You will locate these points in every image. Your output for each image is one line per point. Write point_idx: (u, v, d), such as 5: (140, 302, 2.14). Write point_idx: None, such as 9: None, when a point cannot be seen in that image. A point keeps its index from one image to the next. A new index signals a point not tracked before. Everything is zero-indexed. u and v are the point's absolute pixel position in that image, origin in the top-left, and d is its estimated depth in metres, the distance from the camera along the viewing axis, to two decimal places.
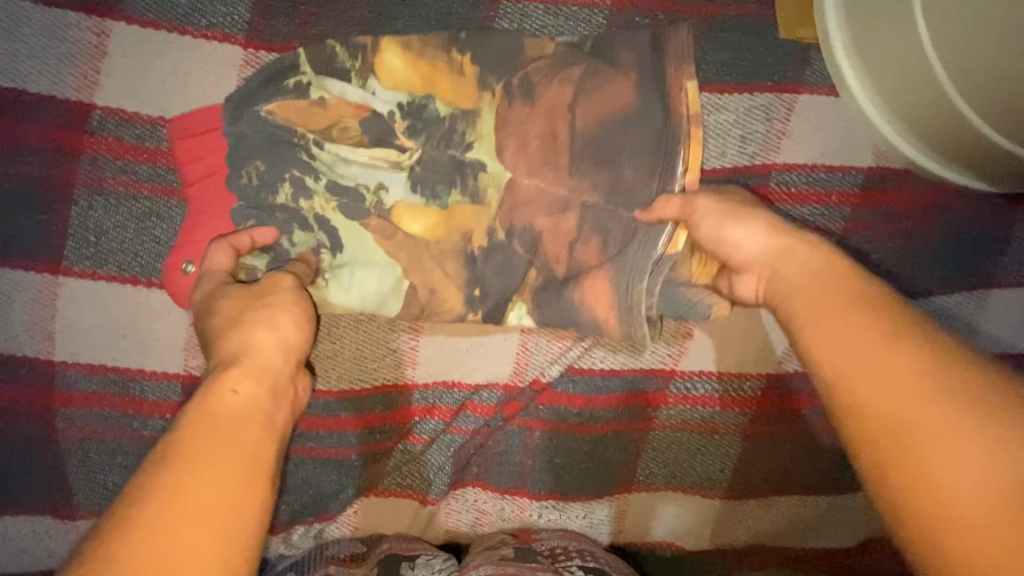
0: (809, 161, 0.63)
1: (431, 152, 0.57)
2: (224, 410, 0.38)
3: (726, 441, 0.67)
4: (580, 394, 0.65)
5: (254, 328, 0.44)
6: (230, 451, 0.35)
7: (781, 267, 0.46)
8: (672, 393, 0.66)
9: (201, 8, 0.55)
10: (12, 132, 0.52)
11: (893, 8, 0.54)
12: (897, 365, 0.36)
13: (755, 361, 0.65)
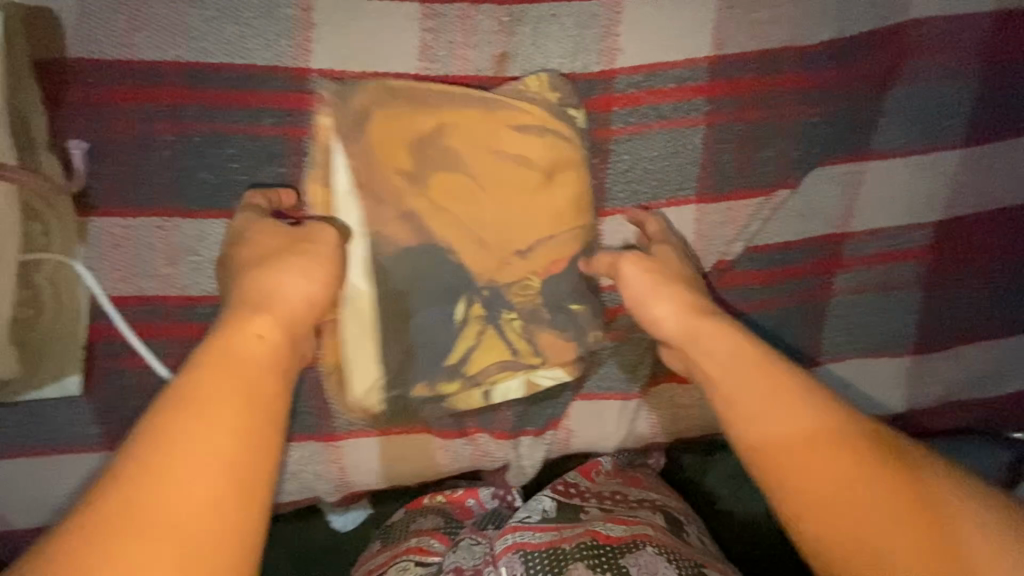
0: (938, 13, 0.67)
1: (598, 140, 0.66)
2: (228, 365, 0.44)
3: (907, 295, 0.70)
4: (759, 270, 0.68)
5: (277, 270, 0.52)
6: (227, 402, 0.41)
7: (698, 337, 0.55)
8: (849, 256, 0.68)
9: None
10: (251, 102, 0.61)
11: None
12: (788, 404, 0.48)
13: (920, 211, 0.69)
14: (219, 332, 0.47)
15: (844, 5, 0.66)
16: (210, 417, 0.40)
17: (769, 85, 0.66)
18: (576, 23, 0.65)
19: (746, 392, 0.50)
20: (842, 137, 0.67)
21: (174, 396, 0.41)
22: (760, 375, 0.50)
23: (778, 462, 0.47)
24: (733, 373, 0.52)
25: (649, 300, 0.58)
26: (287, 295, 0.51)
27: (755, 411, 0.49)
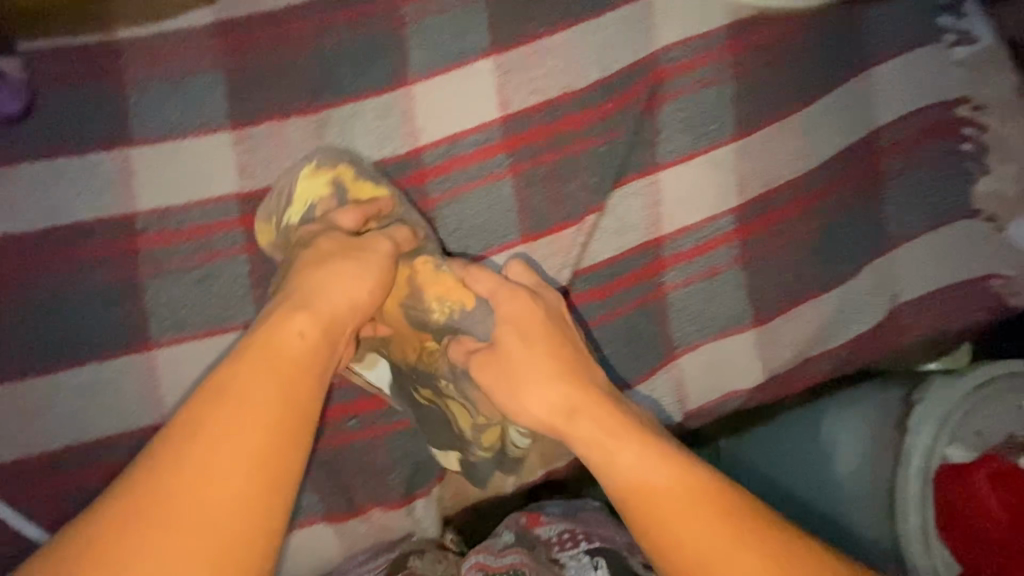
0: (682, 36, 0.77)
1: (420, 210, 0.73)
2: (260, 408, 0.48)
3: (731, 277, 0.77)
4: (594, 289, 0.75)
5: (322, 270, 0.59)
6: (258, 441, 0.47)
7: (584, 412, 0.57)
8: (669, 256, 0.76)
9: (194, 115, 0.72)
10: (83, 255, 0.66)
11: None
12: (649, 459, 0.53)
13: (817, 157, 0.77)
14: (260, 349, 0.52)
15: (602, 49, 0.76)
16: (249, 404, 0.48)
17: (558, 129, 0.75)
18: (376, 117, 0.74)
19: (619, 452, 0.54)
20: (631, 158, 0.75)
21: (235, 377, 0.49)
22: (629, 436, 0.55)
23: (653, 508, 0.51)
24: (609, 445, 0.54)
25: (533, 383, 0.59)
26: (330, 294, 0.58)
27: (624, 470, 0.53)
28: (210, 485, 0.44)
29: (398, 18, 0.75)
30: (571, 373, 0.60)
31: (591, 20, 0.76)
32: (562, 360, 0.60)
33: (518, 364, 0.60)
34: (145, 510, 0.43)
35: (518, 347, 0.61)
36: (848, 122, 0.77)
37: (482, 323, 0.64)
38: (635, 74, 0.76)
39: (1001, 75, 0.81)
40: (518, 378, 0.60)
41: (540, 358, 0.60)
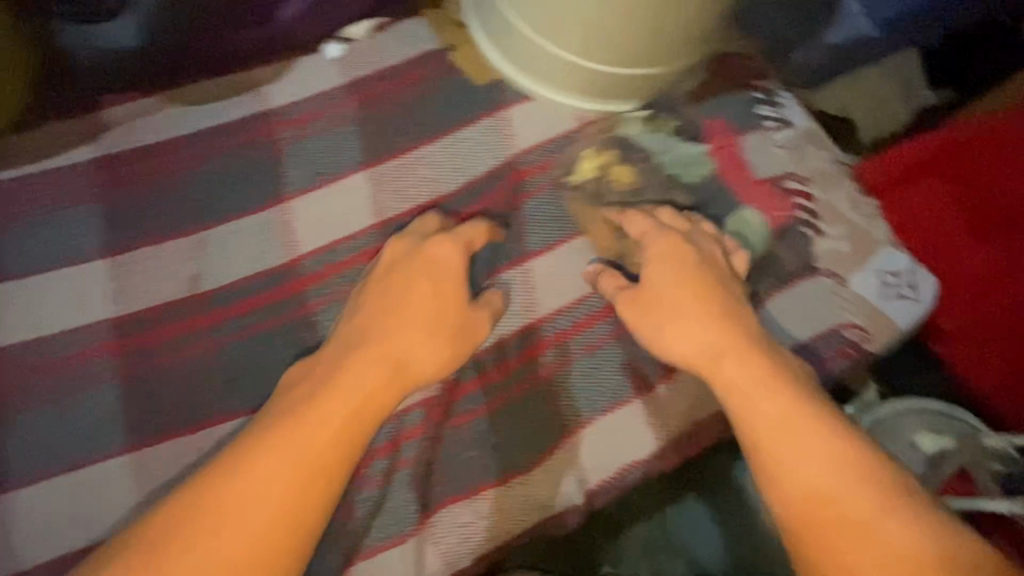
0: (539, 138, 0.87)
1: (297, 318, 0.75)
2: (273, 478, 0.56)
3: (609, 350, 0.80)
4: (482, 374, 0.78)
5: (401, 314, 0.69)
6: (312, 447, 0.58)
7: (730, 355, 0.65)
8: (549, 336, 0.80)
9: (73, 247, 0.75)
10: None
11: (507, 31, 0.86)
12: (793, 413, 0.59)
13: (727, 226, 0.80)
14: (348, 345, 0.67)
15: (466, 157, 0.84)
16: (329, 407, 0.61)
17: (430, 228, 0.80)
18: (255, 233, 0.78)
19: (775, 407, 0.60)
20: (502, 250, 0.81)
21: (325, 380, 0.64)
22: (771, 395, 0.61)
23: (792, 435, 0.57)
24: (751, 391, 0.61)
25: (681, 315, 0.68)
26: (418, 307, 0.69)
27: (794, 404, 0.60)
28: (247, 513, 0.54)
29: (272, 146, 0.83)
30: (728, 322, 0.67)
31: (455, 132, 0.86)
32: (694, 290, 0.70)
33: (661, 296, 0.70)
34: (277, 438, 0.58)
35: (670, 283, 0.70)
36: None
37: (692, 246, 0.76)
38: (500, 176, 0.84)
39: (819, 152, 0.92)
40: (672, 308, 0.69)
41: (671, 295, 0.70)
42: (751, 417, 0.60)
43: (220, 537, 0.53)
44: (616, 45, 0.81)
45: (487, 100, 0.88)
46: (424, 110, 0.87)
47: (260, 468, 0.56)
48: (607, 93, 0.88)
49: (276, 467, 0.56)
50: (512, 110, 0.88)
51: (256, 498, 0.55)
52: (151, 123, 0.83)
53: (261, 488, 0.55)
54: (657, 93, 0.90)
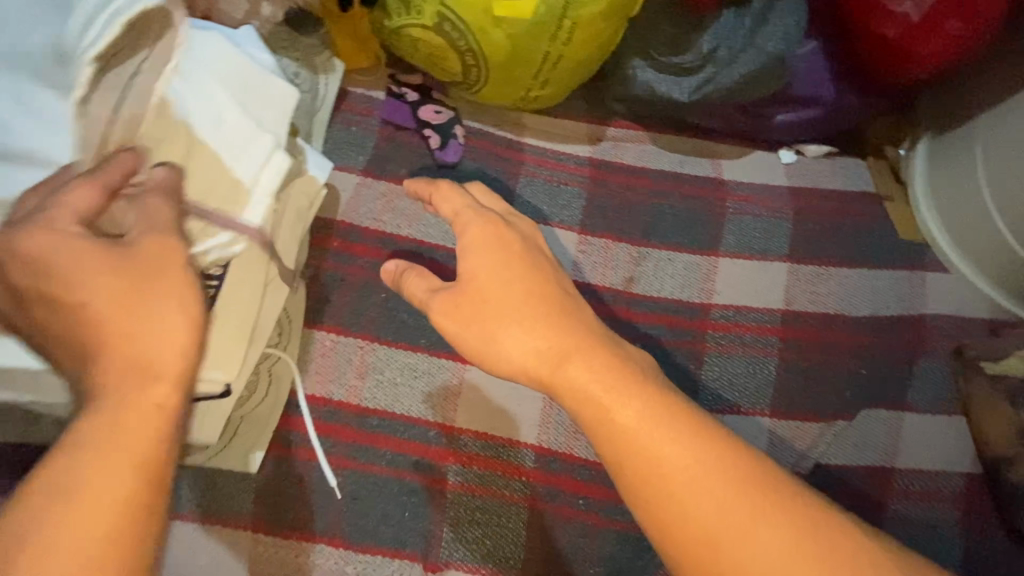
0: (949, 311, 0.91)
1: (691, 350, 0.86)
2: (112, 447, 0.40)
3: (951, 537, 0.78)
4: (830, 486, 0.80)
5: (146, 314, 0.45)
6: (107, 447, 0.40)
7: (578, 356, 0.54)
8: (898, 487, 0.80)
9: (556, 210, 0.94)
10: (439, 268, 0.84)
11: (976, 208, 0.90)
12: (714, 490, 0.46)
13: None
14: (109, 337, 0.44)
15: (878, 296, 0.91)
16: (106, 414, 0.41)
17: (827, 337, 0.88)
18: (683, 268, 0.91)
19: (711, 491, 0.46)
20: (885, 390, 0.85)
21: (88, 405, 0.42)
22: (684, 456, 0.48)
23: (661, 476, 0.47)
24: (597, 394, 0.51)
25: (516, 322, 0.56)
26: (148, 342, 0.44)
27: (698, 497, 0.46)
28: (91, 473, 0.39)
29: (720, 209, 0.97)
30: (557, 322, 0.56)
31: (875, 270, 0.93)
32: (508, 276, 0.58)
33: (489, 299, 0.57)
34: (124, 428, 0.41)
35: (493, 285, 0.57)
36: None
37: None
38: (905, 326, 0.89)
39: None
40: (495, 315, 0.57)
41: (516, 286, 0.57)
42: (660, 491, 0.47)
43: (73, 513, 0.38)
44: None
45: (910, 256, 0.95)
46: (850, 237, 0.96)
47: (88, 468, 0.39)
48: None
49: (100, 482, 0.39)
50: (929, 274, 0.94)
51: (86, 488, 0.38)
52: (637, 150, 1.01)
53: (91, 485, 0.39)
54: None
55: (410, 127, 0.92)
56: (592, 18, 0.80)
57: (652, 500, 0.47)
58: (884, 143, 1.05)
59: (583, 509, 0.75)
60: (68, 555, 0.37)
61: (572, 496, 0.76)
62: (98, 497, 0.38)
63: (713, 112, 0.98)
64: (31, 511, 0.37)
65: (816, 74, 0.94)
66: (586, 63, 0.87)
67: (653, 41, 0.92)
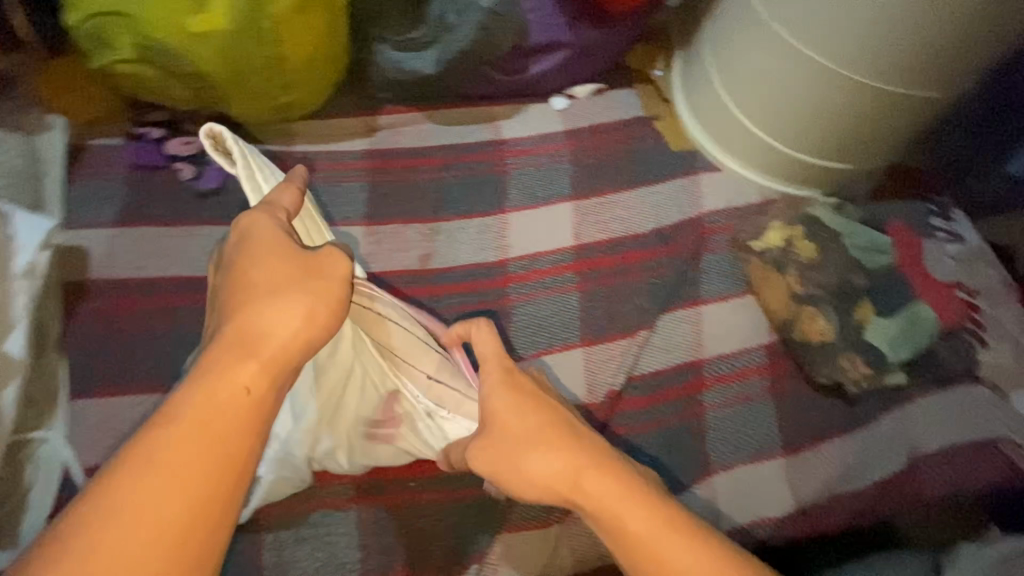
0: (724, 205, 0.97)
1: (498, 307, 0.88)
2: (216, 419, 0.46)
3: (761, 406, 0.86)
4: (647, 394, 0.86)
5: (266, 303, 0.51)
6: (209, 433, 0.45)
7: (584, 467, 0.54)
8: (708, 376, 0.87)
9: (339, 209, 0.93)
10: None
11: (733, 122, 0.97)
12: (691, 554, 0.48)
13: (900, 316, 0.84)
14: (252, 304, 0.51)
15: (659, 208, 0.96)
16: (215, 398, 0.46)
17: (620, 259, 0.92)
18: (477, 231, 0.93)
19: (682, 548, 0.49)
20: (681, 292, 0.90)
21: (208, 378, 0.47)
22: (660, 518, 0.50)
23: (653, 555, 0.49)
24: (590, 478, 0.53)
25: (533, 447, 0.56)
26: (270, 333, 0.50)
27: (671, 556, 0.48)
28: (178, 450, 0.44)
29: (502, 168, 0.99)
30: (570, 440, 0.56)
31: (653, 185, 0.99)
32: (517, 413, 0.59)
33: (511, 431, 0.58)
34: (227, 406, 0.46)
35: (512, 418, 0.58)
36: (885, 280, 0.86)
37: (856, 349, 0.83)
38: (689, 228, 0.95)
39: (988, 272, 0.96)
40: (515, 443, 0.57)
41: (534, 420, 0.58)
42: (642, 554, 0.49)
43: (151, 492, 0.42)
44: (815, 141, 0.92)
45: (682, 165, 1.01)
46: (627, 161, 1.01)
47: (169, 444, 0.44)
48: (791, 178, 0.99)
49: (186, 465, 0.43)
50: (701, 176, 1.01)
51: (173, 469, 0.43)
52: (412, 132, 1.01)
53: (178, 462, 0.43)
54: (836, 187, 1.00)
55: (161, 167, 0.88)
56: (291, 14, 0.79)
57: (635, 561, 0.50)
58: (645, 70, 1.12)
59: (417, 490, 0.75)
60: (138, 526, 0.41)
61: (404, 481, 0.76)
62: (165, 498, 0.42)
63: (472, 79, 1.00)
64: (106, 487, 0.42)
65: (551, 18, 0.95)
66: (314, 57, 0.86)
67: (388, 25, 0.94)
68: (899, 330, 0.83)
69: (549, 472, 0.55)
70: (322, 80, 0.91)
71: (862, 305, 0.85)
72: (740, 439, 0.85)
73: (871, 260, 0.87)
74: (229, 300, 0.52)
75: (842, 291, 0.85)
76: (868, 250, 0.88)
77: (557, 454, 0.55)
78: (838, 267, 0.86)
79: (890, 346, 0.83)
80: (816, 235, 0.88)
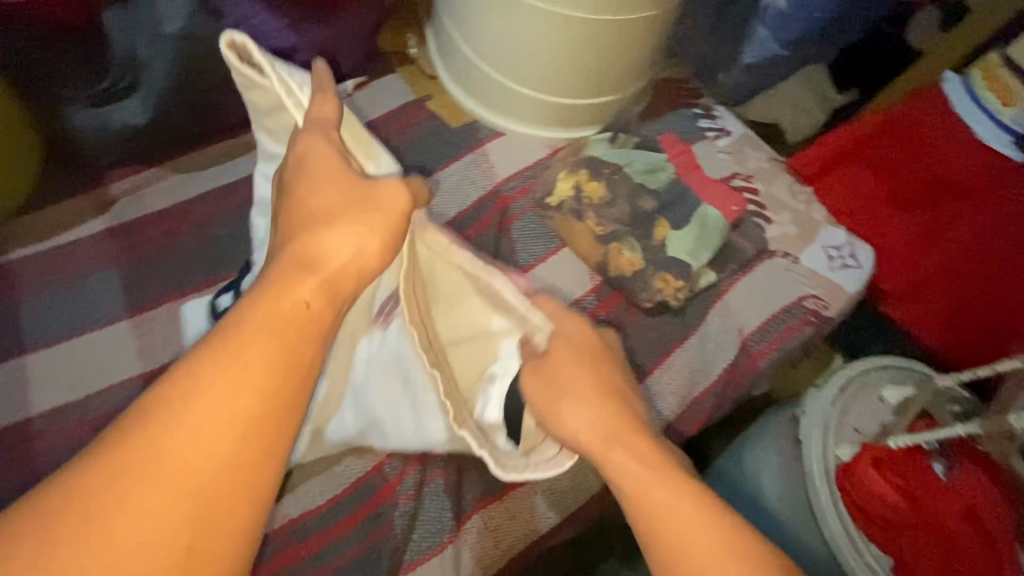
0: (515, 169, 0.97)
1: None
2: (246, 370, 0.40)
3: None
4: None
5: (324, 224, 0.49)
6: (250, 382, 0.40)
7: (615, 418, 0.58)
8: None
9: (94, 310, 0.78)
10: None
11: (465, 63, 0.96)
12: (671, 493, 0.52)
13: (691, 222, 0.90)
14: (305, 224, 0.49)
15: (455, 191, 0.94)
16: (253, 343, 0.41)
17: None
18: None
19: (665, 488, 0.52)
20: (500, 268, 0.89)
21: (236, 325, 0.42)
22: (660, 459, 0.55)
23: (643, 490, 0.53)
24: (611, 425, 0.58)
25: (570, 397, 0.61)
26: (329, 252, 0.48)
27: (652, 491, 0.53)
28: (202, 408, 0.39)
29: None
30: (613, 400, 0.60)
31: (442, 170, 0.95)
32: (559, 393, 0.61)
33: (568, 377, 0.62)
34: (273, 343, 0.42)
35: (568, 366, 0.63)
36: (671, 194, 0.91)
37: (665, 264, 0.88)
38: (489, 203, 0.93)
39: (756, 154, 1.06)
40: (563, 389, 0.61)
41: (583, 367, 0.63)
42: (628, 482, 0.54)
43: (177, 447, 0.37)
44: (557, 78, 0.92)
45: (466, 140, 0.99)
46: (410, 152, 0.96)
47: (192, 399, 0.39)
48: (547, 121, 0.99)
49: (210, 425, 0.38)
50: (487, 145, 0.99)
51: (209, 420, 0.38)
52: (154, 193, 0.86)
53: (203, 422, 0.38)
54: (611, 119, 1.03)
55: None
56: None
57: (626, 487, 0.54)
58: (402, 52, 1.06)
59: None
60: (166, 485, 0.37)
61: None
62: (185, 466, 0.37)
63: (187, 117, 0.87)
64: (128, 436, 0.37)
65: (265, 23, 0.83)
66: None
67: (68, 79, 0.81)
68: (694, 235, 0.90)
69: (584, 417, 0.59)
70: (12, 155, 0.81)
71: (658, 224, 0.89)
72: None
73: (653, 180, 0.92)
74: (286, 217, 0.51)
75: (637, 217, 0.89)
76: (649, 171, 0.92)
77: (590, 401, 0.60)
78: (626, 196, 0.90)
79: (691, 253, 0.88)
80: (600, 174, 0.91)
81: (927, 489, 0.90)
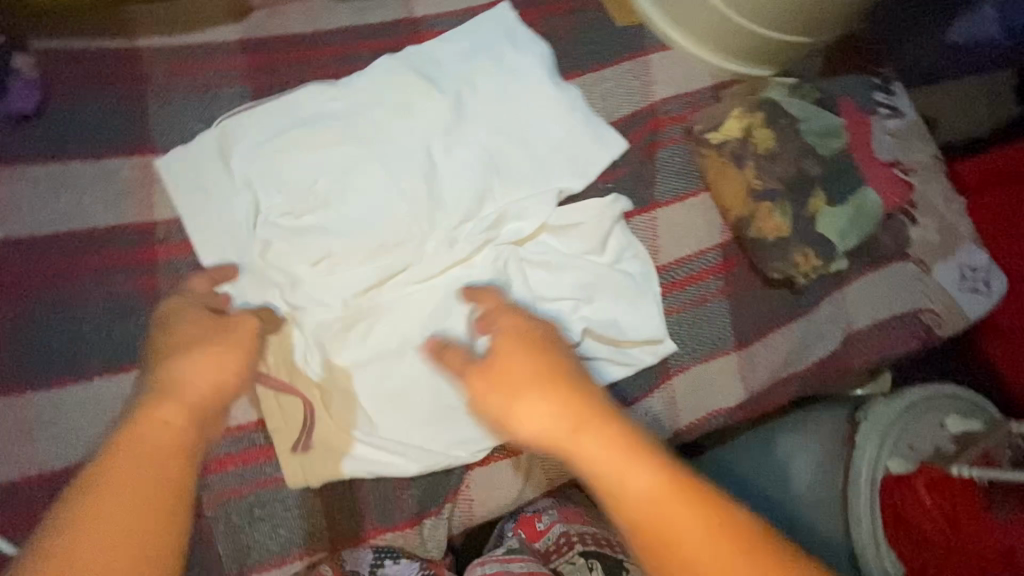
0: (676, 93, 0.88)
1: None
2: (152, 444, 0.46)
3: (716, 305, 0.84)
4: None
5: (179, 357, 0.51)
6: (137, 472, 0.44)
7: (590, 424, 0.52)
8: (667, 282, 0.83)
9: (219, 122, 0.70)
10: (82, 264, 0.62)
11: None
12: (671, 507, 0.47)
13: (851, 201, 0.82)
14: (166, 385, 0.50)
15: (608, 100, 0.85)
16: (145, 476, 0.44)
17: None
18: None
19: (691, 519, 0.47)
20: (634, 196, 0.83)
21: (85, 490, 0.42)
22: (632, 467, 0.50)
23: (657, 515, 0.47)
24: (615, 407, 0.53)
25: (527, 391, 0.54)
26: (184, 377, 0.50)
27: (630, 501, 0.48)
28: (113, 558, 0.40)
29: (430, 58, 0.79)
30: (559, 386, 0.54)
31: (598, 71, 0.86)
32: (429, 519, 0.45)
33: (516, 371, 0.55)
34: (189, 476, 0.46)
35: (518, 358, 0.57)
36: (840, 165, 0.84)
37: (811, 237, 0.82)
38: (643, 121, 0.86)
39: (924, 147, 0.97)
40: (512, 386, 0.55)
41: (529, 366, 0.55)
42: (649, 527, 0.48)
43: (120, 495, 0.43)
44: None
45: (634, 43, 0.89)
46: (572, 42, 0.87)
47: (114, 513, 0.42)
48: (718, 45, 0.88)
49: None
50: (656, 56, 0.89)
51: (104, 497, 0.42)
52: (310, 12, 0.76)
53: (119, 493, 0.43)
54: (786, 64, 0.92)
55: None
56: None
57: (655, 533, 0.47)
58: None
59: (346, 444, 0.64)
60: (89, 542, 0.41)
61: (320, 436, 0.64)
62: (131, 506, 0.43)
63: None
64: (89, 521, 0.41)
65: None
66: None
67: None
68: (847, 214, 0.83)
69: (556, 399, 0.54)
70: None
71: (815, 194, 0.82)
72: (694, 344, 0.83)
73: (825, 145, 0.84)
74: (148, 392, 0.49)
75: (797, 179, 0.82)
76: (822, 134, 0.84)
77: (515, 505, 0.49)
78: (793, 154, 0.82)
79: (837, 233, 0.82)
80: (771, 123, 0.83)
81: (974, 518, 0.91)
